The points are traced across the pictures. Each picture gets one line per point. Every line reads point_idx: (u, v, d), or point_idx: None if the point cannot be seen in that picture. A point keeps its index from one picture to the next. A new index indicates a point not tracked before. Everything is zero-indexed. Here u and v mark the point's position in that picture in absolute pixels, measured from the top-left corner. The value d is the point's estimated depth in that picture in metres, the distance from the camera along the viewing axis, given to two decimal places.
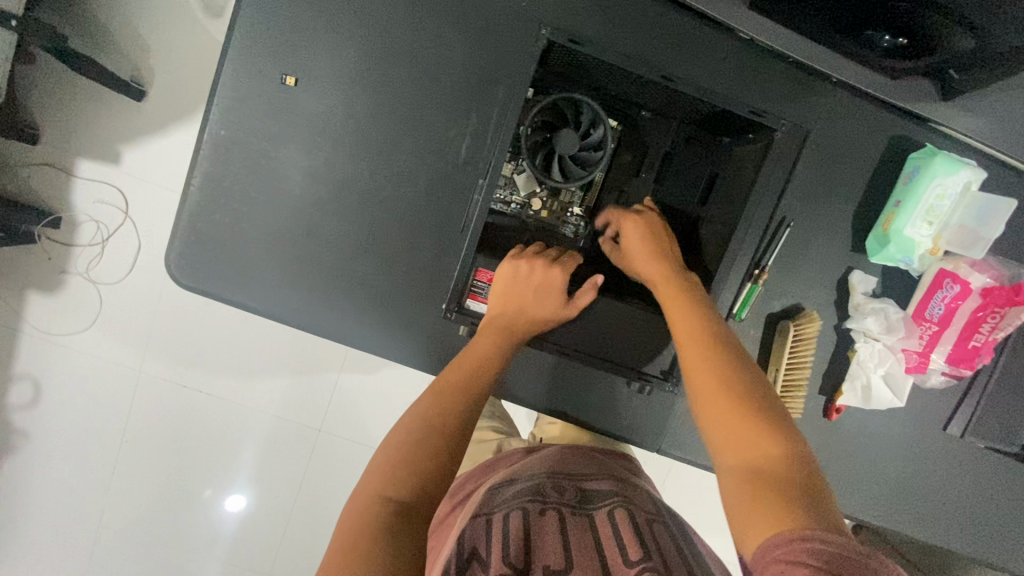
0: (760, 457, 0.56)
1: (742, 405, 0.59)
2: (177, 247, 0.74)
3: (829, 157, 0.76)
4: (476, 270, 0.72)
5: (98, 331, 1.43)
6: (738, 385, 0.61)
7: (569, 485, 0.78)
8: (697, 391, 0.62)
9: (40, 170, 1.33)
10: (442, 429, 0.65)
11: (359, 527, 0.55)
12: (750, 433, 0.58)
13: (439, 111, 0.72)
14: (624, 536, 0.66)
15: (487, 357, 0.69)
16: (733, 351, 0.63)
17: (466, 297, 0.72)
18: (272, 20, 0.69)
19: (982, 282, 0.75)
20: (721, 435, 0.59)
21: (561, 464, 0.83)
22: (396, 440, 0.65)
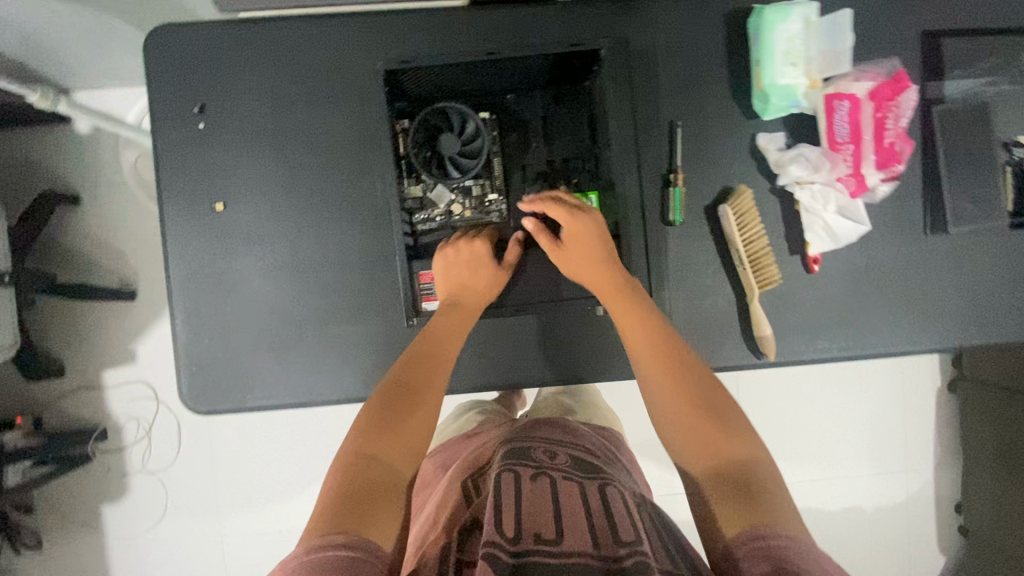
0: (720, 458, 0.65)
1: (702, 418, 0.68)
2: (185, 384, 0.83)
3: (680, 55, 0.84)
4: (418, 276, 0.80)
5: (171, 518, 1.51)
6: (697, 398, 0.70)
7: (561, 449, 0.75)
8: (656, 402, 0.72)
9: (78, 394, 1.49)
10: (421, 406, 0.68)
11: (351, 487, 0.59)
12: (713, 441, 0.66)
13: (342, 174, 0.81)
14: (621, 515, 0.61)
15: (454, 340, 0.74)
16: (688, 366, 0.72)
17: (421, 301, 0.80)
18: (186, 169, 0.82)
19: (865, 88, 0.80)
20: (685, 440, 0.69)
21: (544, 427, 0.82)
22: (373, 405, 0.67)
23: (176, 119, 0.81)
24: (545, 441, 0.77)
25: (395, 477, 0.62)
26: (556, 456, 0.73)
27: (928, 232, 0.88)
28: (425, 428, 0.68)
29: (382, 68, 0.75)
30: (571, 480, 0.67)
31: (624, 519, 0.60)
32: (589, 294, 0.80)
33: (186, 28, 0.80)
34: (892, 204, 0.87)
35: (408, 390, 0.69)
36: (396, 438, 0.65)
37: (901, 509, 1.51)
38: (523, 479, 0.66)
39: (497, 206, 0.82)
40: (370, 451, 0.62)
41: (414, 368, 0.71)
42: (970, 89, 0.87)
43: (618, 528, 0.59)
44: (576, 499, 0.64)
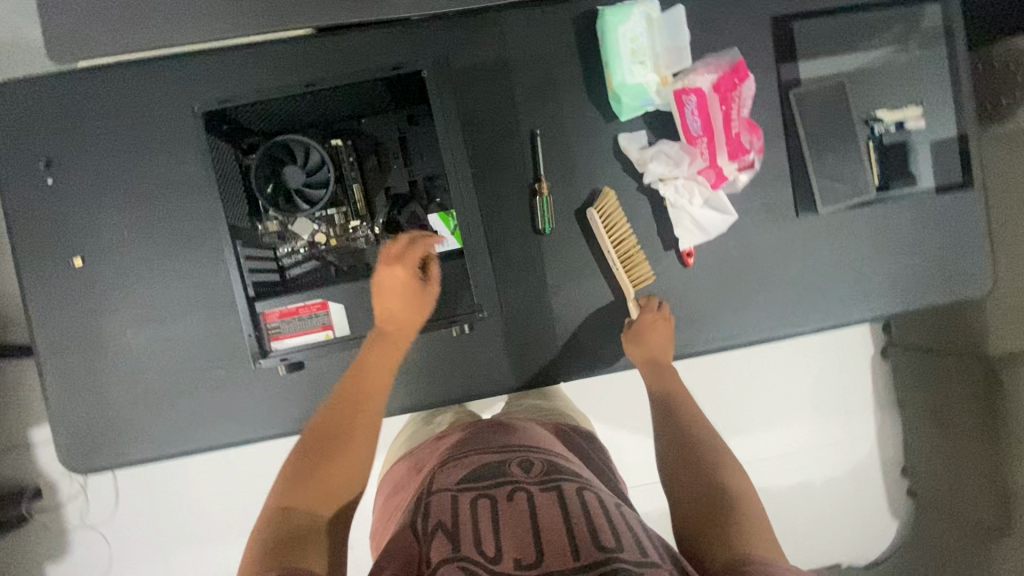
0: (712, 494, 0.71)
1: (706, 461, 0.76)
2: (65, 445, 0.82)
3: (532, 64, 0.84)
4: (263, 316, 0.76)
5: (118, 570, 1.48)
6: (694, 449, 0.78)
7: (537, 456, 0.71)
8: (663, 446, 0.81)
9: (8, 456, 1.46)
10: (352, 449, 0.72)
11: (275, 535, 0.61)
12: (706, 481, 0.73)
13: (201, 217, 0.80)
14: (600, 525, 0.58)
15: (381, 380, 0.76)
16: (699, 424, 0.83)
17: (269, 341, 0.76)
18: (39, 228, 0.80)
19: (710, 81, 0.81)
20: (685, 474, 0.75)
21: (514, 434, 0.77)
22: (303, 448, 0.71)
23: (23, 177, 0.79)
24: (520, 448, 0.73)
25: (330, 516, 0.66)
26: (533, 466, 0.68)
27: (799, 214, 0.89)
28: (362, 466, 0.72)
29: (199, 113, 0.71)
30: (550, 490, 0.63)
31: (605, 529, 0.58)
32: (447, 316, 0.79)
33: (24, 83, 0.78)
34: (758, 191, 0.88)
35: (341, 428, 0.73)
36: (332, 475, 0.69)
37: (850, 478, 1.52)
38: (503, 498, 0.62)
39: (362, 232, 0.82)
40: (309, 492, 0.67)
41: (345, 409, 0.74)
42: (825, 71, 0.89)
43: (600, 535, 0.57)
44: (555, 511, 0.60)
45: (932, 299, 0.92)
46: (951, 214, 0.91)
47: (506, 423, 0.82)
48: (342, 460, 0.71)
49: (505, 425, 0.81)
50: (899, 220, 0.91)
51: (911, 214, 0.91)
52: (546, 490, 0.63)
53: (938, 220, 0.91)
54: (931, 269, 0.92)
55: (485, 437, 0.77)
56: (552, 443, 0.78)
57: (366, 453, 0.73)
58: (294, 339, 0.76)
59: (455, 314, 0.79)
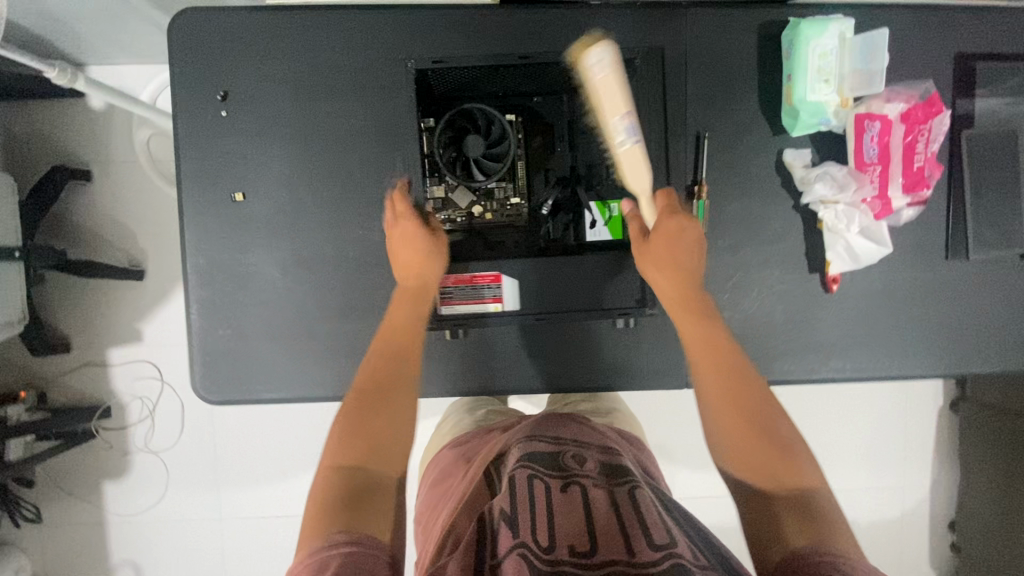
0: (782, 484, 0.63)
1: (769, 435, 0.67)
2: (198, 373, 0.83)
3: (711, 66, 0.82)
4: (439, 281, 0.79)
5: (171, 499, 1.52)
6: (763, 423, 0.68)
7: (589, 453, 0.71)
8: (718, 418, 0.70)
9: (85, 371, 1.49)
10: (384, 406, 0.68)
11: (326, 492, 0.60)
12: (780, 470, 0.64)
13: (363, 170, 0.80)
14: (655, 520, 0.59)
15: (414, 327, 0.75)
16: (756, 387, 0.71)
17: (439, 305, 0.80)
18: (207, 157, 0.81)
19: (898, 110, 0.79)
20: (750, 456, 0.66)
21: (576, 430, 0.77)
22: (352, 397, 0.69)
23: (199, 106, 0.80)
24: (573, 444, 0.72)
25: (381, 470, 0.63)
26: (584, 462, 0.68)
27: (950, 255, 0.87)
28: (409, 419, 0.69)
29: (412, 69, 0.75)
30: (598, 489, 0.63)
31: (653, 523, 0.58)
32: (613, 307, 0.79)
33: (211, 14, 0.79)
34: (913, 226, 0.86)
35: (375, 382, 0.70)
36: (370, 435, 0.65)
37: (895, 524, 1.49)
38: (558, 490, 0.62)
39: (519, 210, 0.81)
40: (355, 450, 0.64)
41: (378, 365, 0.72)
42: (1002, 114, 0.86)
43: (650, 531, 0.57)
44: (602, 510, 0.60)
45: None
46: None
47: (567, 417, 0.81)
48: (378, 419, 0.67)
49: (570, 418, 0.80)
50: None
51: None
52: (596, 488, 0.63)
53: None
54: None
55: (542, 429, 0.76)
56: (608, 437, 0.78)
57: (407, 412, 0.69)
58: (463, 307, 0.80)
59: (625, 306, 0.79)
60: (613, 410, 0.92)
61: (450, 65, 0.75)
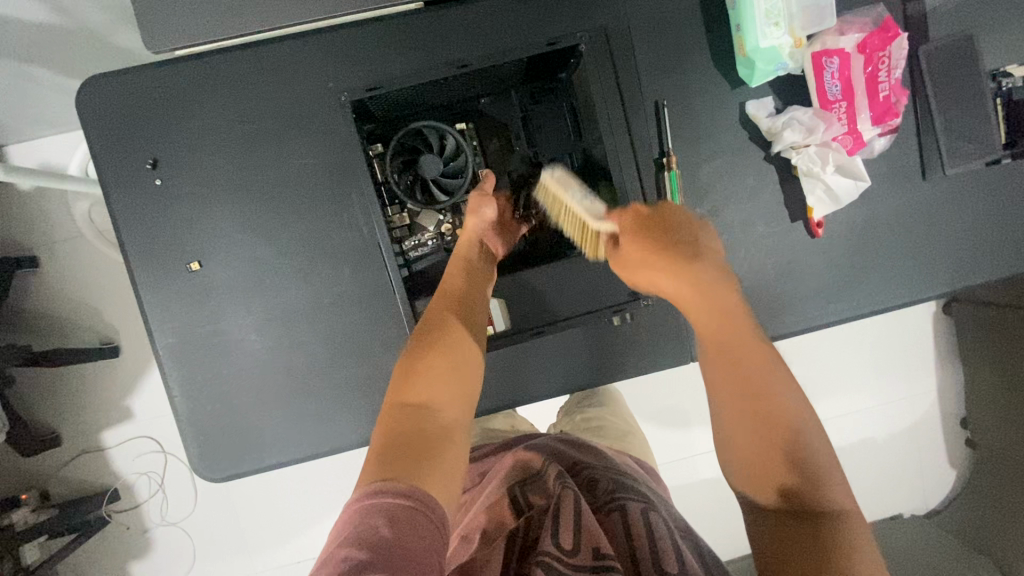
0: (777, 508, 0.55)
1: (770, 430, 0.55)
2: (196, 453, 0.80)
3: (656, 30, 0.78)
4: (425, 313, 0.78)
5: (202, 565, 1.49)
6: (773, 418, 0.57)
7: (604, 476, 0.70)
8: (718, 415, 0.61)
9: (81, 459, 1.44)
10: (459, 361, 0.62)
11: (397, 429, 0.56)
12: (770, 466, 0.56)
13: (319, 211, 0.75)
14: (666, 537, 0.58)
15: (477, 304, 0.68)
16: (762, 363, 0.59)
17: None
18: (150, 232, 0.76)
19: (853, 41, 0.76)
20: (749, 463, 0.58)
21: (585, 450, 0.78)
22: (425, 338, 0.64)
23: (129, 179, 0.75)
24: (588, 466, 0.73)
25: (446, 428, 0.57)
26: (599, 483, 0.68)
27: (928, 174, 0.86)
28: (466, 410, 0.61)
29: (346, 102, 0.72)
30: (614, 511, 0.62)
31: (666, 547, 0.56)
32: (607, 305, 0.78)
33: (118, 78, 0.73)
34: (887, 153, 0.85)
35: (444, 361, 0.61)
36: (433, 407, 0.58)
37: (911, 433, 1.52)
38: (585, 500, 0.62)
39: None
40: (416, 413, 0.57)
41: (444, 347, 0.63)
42: (954, 19, 0.84)
43: (661, 556, 0.55)
44: (619, 532, 0.59)
45: None
46: None
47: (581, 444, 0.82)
48: (438, 395, 0.59)
49: (574, 443, 0.81)
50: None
51: None
52: (611, 511, 0.62)
53: None
54: None
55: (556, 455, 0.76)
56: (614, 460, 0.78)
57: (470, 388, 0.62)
58: None
59: (618, 301, 0.78)
60: (627, 434, 0.93)
61: (387, 88, 0.72)
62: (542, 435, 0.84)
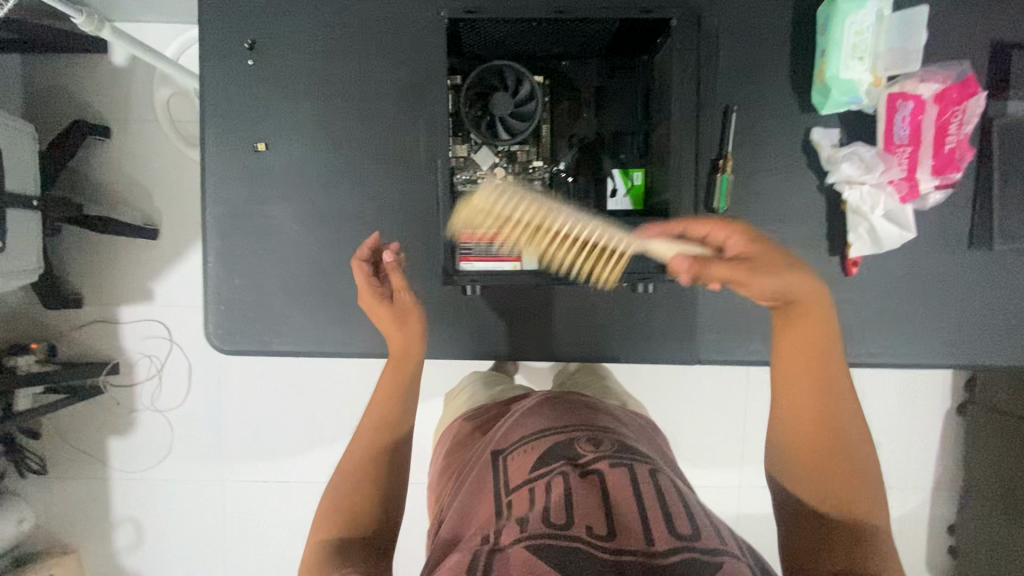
0: (837, 501, 0.70)
1: (828, 428, 0.71)
2: (212, 323, 0.83)
3: (742, 39, 0.82)
4: (457, 236, 0.75)
5: (178, 457, 1.54)
6: (835, 423, 0.71)
7: (601, 434, 0.75)
8: (780, 423, 0.74)
9: (93, 327, 1.50)
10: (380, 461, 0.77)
11: (331, 524, 0.71)
12: (833, 452, 0.71)
13: (388, 126, 0.80)
14: (674, 506, 0.63)
15: (389, 401, 0.79)
16: (832, 366, 0.72)
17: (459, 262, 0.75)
18: (231, 106, 0.80)
19: (932, 90, 0.77)
20: (800, 450, 0.72)
21: (589, 409, 0.83)
22: (350, 457, 0.77)
23: (227, 53, 0.80)
24: (586, 424, 0.78)
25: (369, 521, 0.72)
26: (600, 442, 0.73)
27: (973, 244, 0.87)
28: (383, 499, 0.74)
29: (445, 18, 0.70)
30: (618, 468, 0.67)
31: (677, 513, 0.61)
32: (636, 271, 0.75)
33: None
34: (936, 212, 0.85)
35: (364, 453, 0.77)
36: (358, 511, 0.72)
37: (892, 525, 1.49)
38: (576, 474, 0.67)
39: (541, 175, 0.80)
40: (346, 512, 0.72)
41: (361, 437, 0.79)
42: None
43: (673, 520, 0.60)
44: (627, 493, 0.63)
45: None
46: None
47: (578, 400, 0.88)
48: (364, 477, 0.74)
49: (576, 398, 0.87)
50: None
51: None
52: (612, 471, 0.67)
53: None
54: None
55: (548, 415, 0.81)
56: (612, 419, 0.83)
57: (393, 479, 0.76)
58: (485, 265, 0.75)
59: (646, 271, 0.74)
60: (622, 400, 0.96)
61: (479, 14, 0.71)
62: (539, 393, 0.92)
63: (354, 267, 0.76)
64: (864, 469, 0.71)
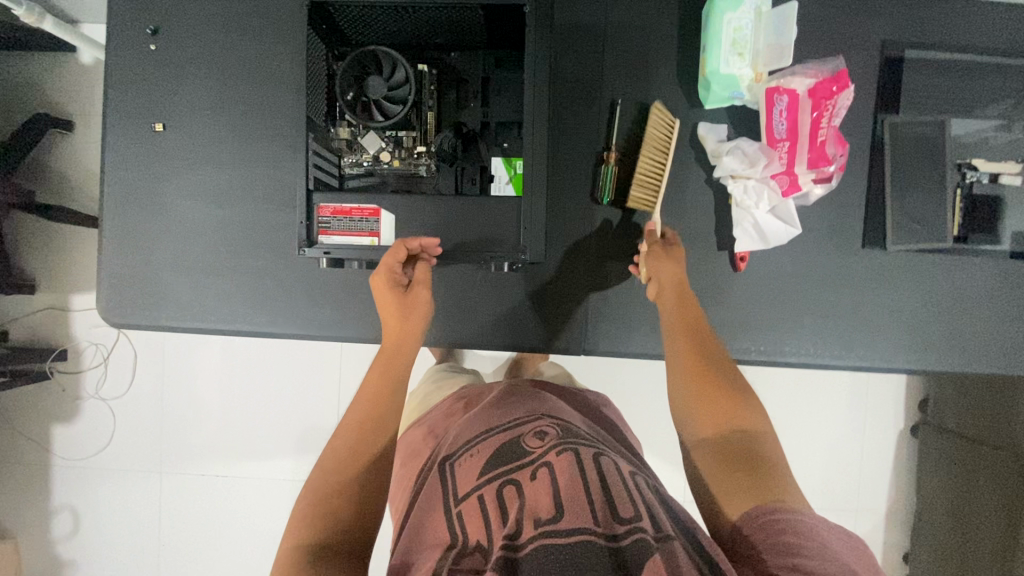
0: (729, 453, 0.72)
1: (711, 384, 0.76)
2: (106, 298, 0.85)
3: (629, 34, 0.83)
4: (317, 208, 0.74)
5: (118, 446, 1.55)
6: (715, 380, 0.76)
7: (547, 421, 0.73)
8: (673, 393, 0.78)
9: (44, 313, 1.54)
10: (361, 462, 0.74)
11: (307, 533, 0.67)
12: (718, 406, 0.75)
13: (281, 111, 0.83)
14: (623, 497, 0.60)
15: (379, 394, 0.78)
16: (703, 333, 0.79)
17: (317, 234, 0.74)
18: (133, 88, 0.84)
19: (805, 85, 0.79)
20: (695, 412, 0.76)
21: (543, 403, 0.81)
22: (327, 461, 0.73)
23: (130, 39, 0.84)
24: (531, 413, 0.76)
25: (349, 527, 0.68)
26: (548, 429, 0.70)
27: (868, 243, 0.86)
28: (364, 502, 0.71)
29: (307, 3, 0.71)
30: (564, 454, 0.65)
31: (626, 501, 0.59)
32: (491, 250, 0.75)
33: None
34: (828, 210, 0.85)
35: (348, 454, 0.74)
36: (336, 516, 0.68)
37: None
38: (523, 466, 0.64)
39: (427, 160, 0.81)
40: (322, 519, 0.68)
41: (344, 435, 0.76)
42: (925, 104, 0.85)
43: (623, 513, 0.58)
44: (573, 482, 0.60)
45: (982, 365, 0.86)
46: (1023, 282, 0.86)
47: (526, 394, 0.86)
48: (342, 480, 0.71)
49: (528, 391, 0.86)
50: (970, 273, 0.86)
51: (982, 271, 0.86)
52: (556, 459, 0.64)
53: (1006, 284, 0.86)
54: (989, 333, 0.86)
55: (492, 413, 0.78)
56: (575, 416, 0.80)
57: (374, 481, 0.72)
58: (341, 238, 0.74)
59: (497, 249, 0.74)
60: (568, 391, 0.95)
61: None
62: (490, 392, 0.90)
63: (399, 251, 0.74)
64: (750, 417, 0.75)
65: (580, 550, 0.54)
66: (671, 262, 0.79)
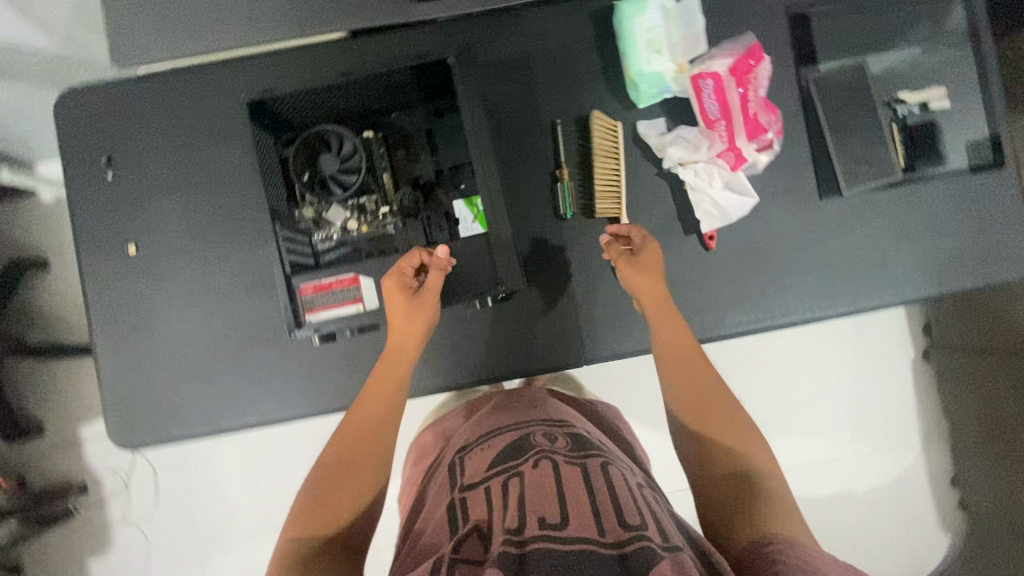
0: (735, 478, 0.77)
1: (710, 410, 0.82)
2: (114, 424, 0.87)
3: (552, 57, 0.88)
4: (297, 289, 0.77)
5: (155, 566, 1.53)
6: (715, 408, 0.82)
7: (554, 429, 0.76)
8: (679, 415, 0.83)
9: (57, 452, 1.54)
10: (359, 466, 0.78)
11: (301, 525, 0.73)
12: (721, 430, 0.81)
13: (244, 206, 0.86)
14: (625, 502, 0.61)
15: (377, 402, 0.79)
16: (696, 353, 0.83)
17: (304, 313, 0.77)
18: (100, 219, 0.87)
19: (725, 64, 0.83)
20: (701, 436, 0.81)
21: (547, 408, 0.84)
22: (327, 454, 0.79)
23: (87, 173, 0.87)
24: (533, 422, 0.79)
25: (340, 525, 0.74)
26: (558, 439, 0.73)
27: (823, 195, 0.89)
28: (359, 500, 0.76)
29: (245, 102, 0.75)
30: (575, 464, 0.67)
31: (629, 508, 0.60)
32: (472, 288, 0.80)
33: (88, 89, 0.86)
34: (778, 174, 0.89)
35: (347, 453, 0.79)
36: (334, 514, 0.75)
37: None
38: (529, 469, 0.66)
39: (393, 219, 0.84)
40: (319, 514, 0.74)
41: (342, 436, 0.80)
42: (840, 54, 0.90)
43: (625, 513, 0.59)
44: (579, 489, 0.62)
45: (961, 281, 0.89)
46: (978, 195, 0.89)
47: (531, 395, 0.90)
48: (341, 479, 0.77)
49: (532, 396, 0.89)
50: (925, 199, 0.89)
51: (936, 195, 0.89)
52: (564, 467, 0.66)
53: (962, 201, 0.89)
54: (959, 251, 0.89)
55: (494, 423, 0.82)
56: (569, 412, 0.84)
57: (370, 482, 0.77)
58: (328, 311, 0.77)
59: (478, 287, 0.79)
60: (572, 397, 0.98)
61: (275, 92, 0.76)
62: (499, 395, 0.94)
63: (412, 256, 0.76)
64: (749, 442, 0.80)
65: (578, 541, 0.55)
66: (644, 273, 0.80)
